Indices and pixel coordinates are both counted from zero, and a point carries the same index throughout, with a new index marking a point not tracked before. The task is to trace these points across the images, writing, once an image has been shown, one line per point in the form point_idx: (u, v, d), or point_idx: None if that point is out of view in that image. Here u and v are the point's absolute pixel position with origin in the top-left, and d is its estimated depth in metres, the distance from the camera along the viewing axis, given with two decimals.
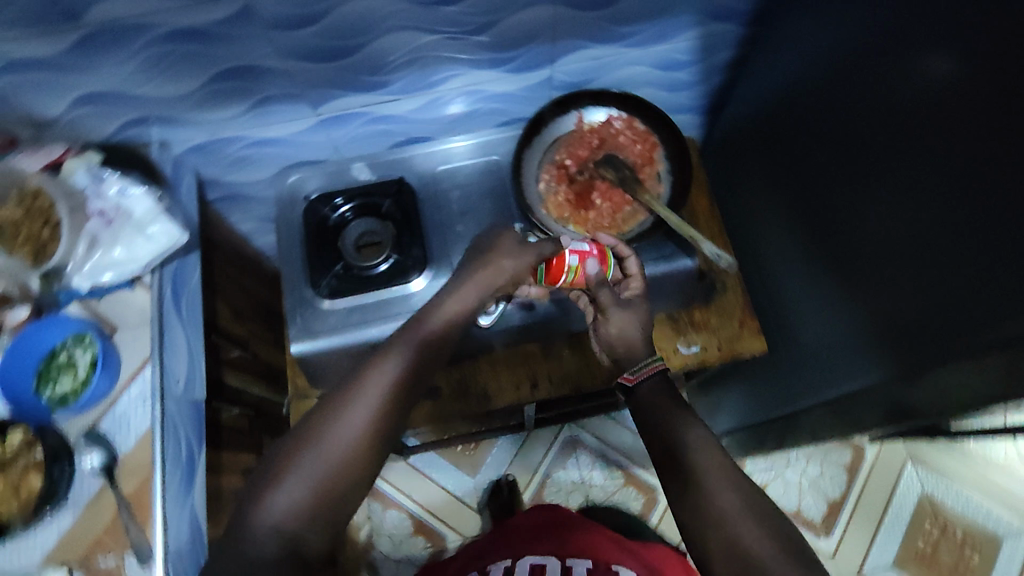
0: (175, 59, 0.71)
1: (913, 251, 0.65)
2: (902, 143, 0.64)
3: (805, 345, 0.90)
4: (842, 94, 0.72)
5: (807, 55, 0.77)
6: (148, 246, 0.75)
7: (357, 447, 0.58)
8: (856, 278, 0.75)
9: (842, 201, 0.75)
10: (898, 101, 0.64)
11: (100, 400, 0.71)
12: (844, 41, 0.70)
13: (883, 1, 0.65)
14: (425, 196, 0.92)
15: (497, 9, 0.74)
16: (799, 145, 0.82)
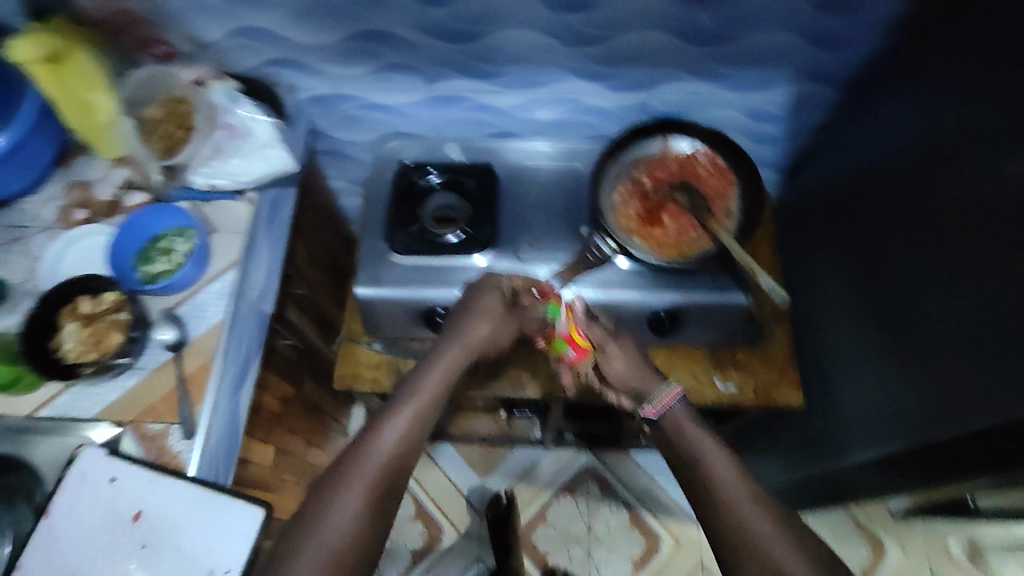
0: (325, 11, 0.81)
1: (979, 335, 0.65)
2: (982, 232, 0.65)
3: (843, 414, 0.92)
4: (924, 170, 0.74)
5: (894, 128, 0.80)
6: (262, 164, 0.85)
7: (371, 497, 0.63)
8: (914, 352, 0.76)
9: (910, 274, 0.76)
10: (982, 193, 0.65)
11: (186, 286, 0.78)
12: (935, 122, 0.72)
13: (974, 82, 0.67)
14: (507, 185, 0.98)
15: (613, 25, 0.81)
16: (868, 219, 0.85)
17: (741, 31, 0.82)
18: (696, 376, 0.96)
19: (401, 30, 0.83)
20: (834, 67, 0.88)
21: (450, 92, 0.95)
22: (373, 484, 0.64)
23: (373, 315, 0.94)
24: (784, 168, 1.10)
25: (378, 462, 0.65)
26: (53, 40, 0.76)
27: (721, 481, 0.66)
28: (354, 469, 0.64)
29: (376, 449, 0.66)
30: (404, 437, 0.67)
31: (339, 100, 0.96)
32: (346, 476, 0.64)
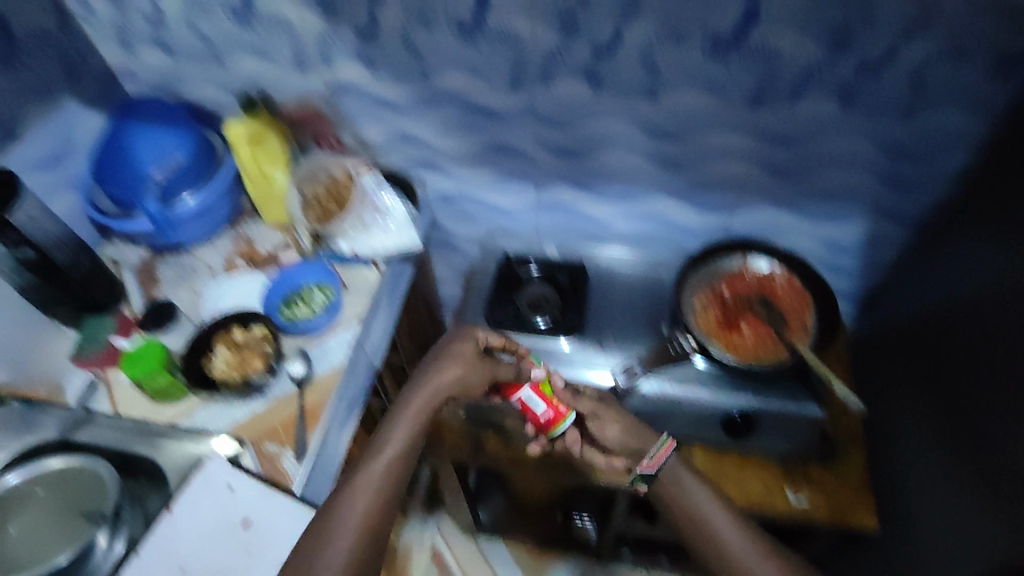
0: (464, 125, 0.98)
1: None
2: None
3: (915, 543, 0.87)
4: (984, 298, 0.75)
5: (960, 255, 0.82)
6: (395, 239, 0.99)
7: (367, 518, 0.71)
8: (982, 483, 0.73)
9: (975, 401, 0.76)
10: None
11: (317, 333, 0.91)
12: (994, 252, 0.75)
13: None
14: (595, 284, 1.09)
15: (705, 156, 0.94)
16: (933, 342, 0.87)
17: (819, 170, 0.93)
18: (766, 487, 0.98)
19: (522, 145, 1.00)
20: (907, 209, 0.97)
21: (553, 201, 1.09)
22: (384, 486, 0.75)
23: None
24: (860, 299, 1.16)
25: (382, 466, 0.77)
26: (263, 127, 0.97)
27: (724, 532, 0.73)
28: (363, 473, 0.76)
29: (380, 456, 0.78)
30: (401, 449, 0.79)
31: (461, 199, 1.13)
32: (357, 477, 0.75)
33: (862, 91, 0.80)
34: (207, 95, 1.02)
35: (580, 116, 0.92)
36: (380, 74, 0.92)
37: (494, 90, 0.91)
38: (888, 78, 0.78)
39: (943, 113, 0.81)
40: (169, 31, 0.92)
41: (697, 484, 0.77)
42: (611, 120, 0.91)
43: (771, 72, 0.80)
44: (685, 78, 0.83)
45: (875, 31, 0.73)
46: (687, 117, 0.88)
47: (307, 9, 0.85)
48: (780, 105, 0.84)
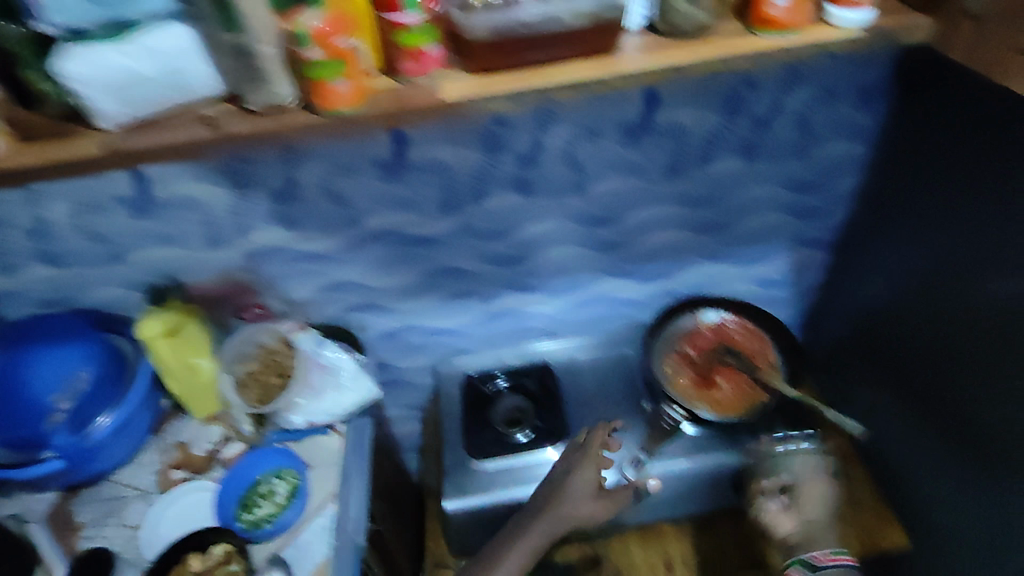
0: (400, 259, 0.96)
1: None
2: (1003, 339, 0.73)
3: (945, 537, 0.87)
4: (942, 302, 0.82)
5: (898, 270, 0.90)
6: (350, 397, 0.92)
7: (298, 121, 0.53)
8: (992, 460, 0.78)
9: (959, 389, 0.81)
10: (984, 300, 0.75)
11: (286, 529, 0.81)
12: (928, 261, 0.84)
13: (937, 218, 0.81)
14: (565, 379, 1.07)
15: (636, 231, 1.00)
16: (915, 338, 0.89)
17: (741, 217, 1.00)
18: None
19: (466, 265, 0.99)
20: (819, 233, 1.05)
21: (501, 310, 1.09)
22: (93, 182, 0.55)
23: (458, 531, 0.94)
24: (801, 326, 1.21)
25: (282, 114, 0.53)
26: (177, 319, 0.90)
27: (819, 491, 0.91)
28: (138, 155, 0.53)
29: (276, 102, 0.52)
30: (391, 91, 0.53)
31: (408, 334, 1.08)
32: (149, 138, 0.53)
33: (761, 143, 0.89)
34: (108, 297, 0.93)
35: (515, 223, 0.95)
36: (308, 227, 0.90)
37: (428, 217, 0.91)
38: (779, 129, 0.88)
39: (830, 145, 0.92)
40: (52, 238, 0.84)
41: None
42: (543, 221, 0.96)
43: (680, 146, 0.88)
44: (606, 165, 0.89)
45: (760, 92, 0.84)
46: (615, 199, 0.95)
47: (214, 181, 0.83)
48: (694, 171, 0.92)
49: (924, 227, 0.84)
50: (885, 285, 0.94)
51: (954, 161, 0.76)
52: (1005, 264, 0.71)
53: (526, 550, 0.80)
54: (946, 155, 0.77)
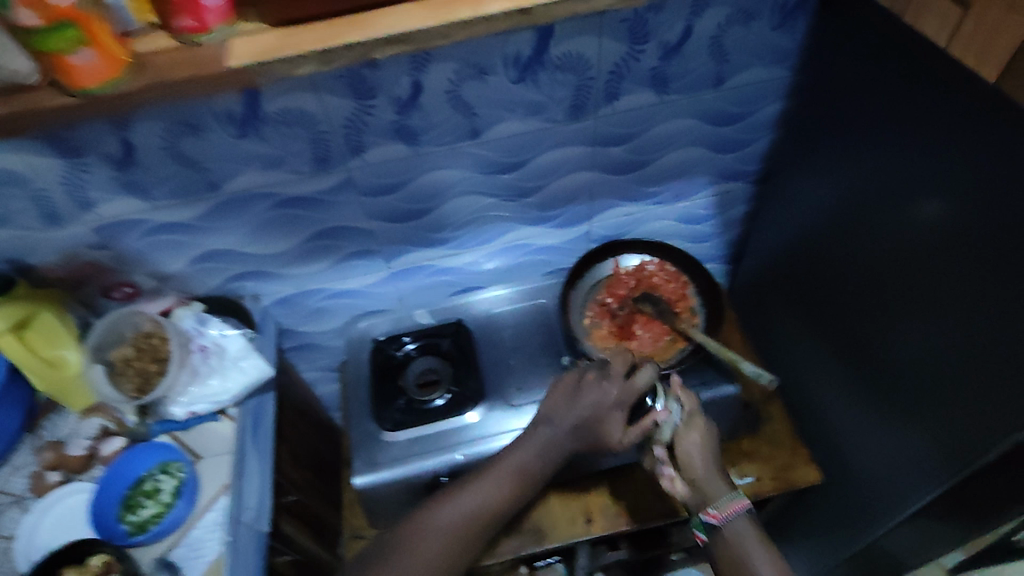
0: (282, 221, 0.86)
1: (944, 358, 0.67)
2: (917, 276, 0.69)
3: (857, 472, 0.88)
4: (864, 235, 0.77)
5: (823, 200, 0.85)
6: (240, 377, 0.84)
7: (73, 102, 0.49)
8: (900, 399, 0.76)
9: (874, 326, 0.79)
10: (903, 235, 0.70)
11: (176, 526, 0.76)
12: (852, 191, 0.79)
13: (864, 147, 0.75)
14: (480, 335, 1.01)
15: (546, 174, 0.91)
16: (832, 269, 0.85)
17: (658, 152, 0.91)
18: None
19: (358, 223, 0.90)
20: (744, 165, 0.98)
21: (409, 267, 1.01)
22: None
23: (374, 503, 0.90)
24: (727, 259, 1.17)
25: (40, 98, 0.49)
26: (27, 309, 0.80)
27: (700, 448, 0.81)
28: None
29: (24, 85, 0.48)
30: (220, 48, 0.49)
31: (307, 298, 1.01)
32: None
33: (672, 73, 0.80)
34: None
35: (408, 175, 0.85)
36: (163, 195, 0.78)
37: (303, 175, 0.80)
38: (691, 57, 0.78)
39: (749, 72, 0.83)
40: None
41: (761, 547, 0.74)
42: (439, 171, 0.86)
43: (583, 81, 0.78)
44: (501, 107, 0.79)
45: (668, 15, 0.73)
46: (517, 143, 0.85)
47: (30, 150, 0.70)
48: (600, 109, 0.82)
49: (850, 157, 0.78)
50: (807, 216, 0.90)
51: (884, 79, 0.69)
52: (921, 191, 0.66)
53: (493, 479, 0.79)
54: (876, 73, 0.70)
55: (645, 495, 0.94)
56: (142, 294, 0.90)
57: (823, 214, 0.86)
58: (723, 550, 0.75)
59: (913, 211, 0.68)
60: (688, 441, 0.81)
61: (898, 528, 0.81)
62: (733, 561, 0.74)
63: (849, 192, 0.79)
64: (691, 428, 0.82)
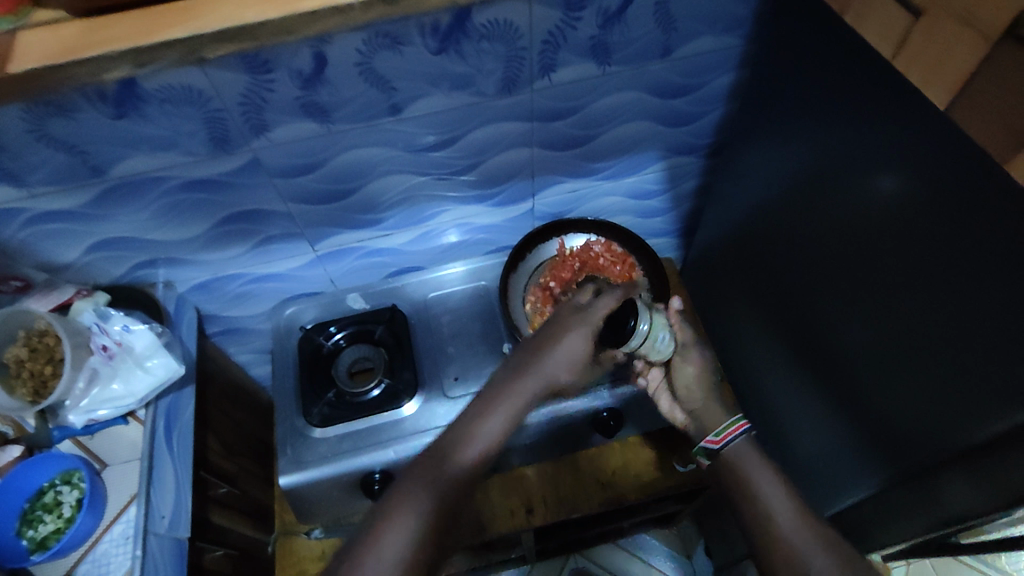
0: (186, 205, 0.78)
1: (894, 350, 0.63)
2: (871, 258, 0.64)
3: (802, 454, 0.85)
4: (813, 212, 0.73)
5: (775, 174, 0.80)
6: (145, 380, 0.78)
7: None
8: (845, 386, 0.73)
9: (822, 311, 0.75)
10: (854, 214, 0.65)
11: (79, 542, 0.70)
12: (805, 164, 0.73)
13: (816, 122, 0.69)
14: (417, 321, 0.96)
15: (481, 151, 0.83)
16: (784, 246, 0.80)
17: (602, 127, 0.84)
18: (654, 466, 0.94)
19: (275, 206, 0.83)
20: (695, 139, 0.92)
21: (338, 248, 0.94)
22: None
23: (303, 501, 0.86)
24: (678, 233, 1.12)
25: None
26: None
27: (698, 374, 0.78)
28: None
29: None
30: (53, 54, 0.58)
31: (226, 283, 0.94)
32: None
33: (613, 43, 0.72)
34: None
35: (324, 154, 0.77)
36: (39, 182, 0.69)
37: (202, 157, 0.72)
38: (634, 26, 0.70)
39: (698, 42, 0.75)
40: None
41: (766, 468, 0.65)
42: (359, 150, 0.77)
43: (514, 52, 0.69)
44: (422, 80, 0.70)
45: None
46: (445, 119, 0.76)
47: None
48: (536, 82, 0.74)
49: (802, 135, 0.72)
50: (760, 190, 0.85)
51: (840, 47, 0.63)
52: (874, 170, 0.62)
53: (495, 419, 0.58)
54: (833, 40, 0.64)
55: (583, 486, 0.93)
56: (35, 287, 0.82)
57: (775, 192, 0.81)
58: (721, 472, 0.68)
59: (862, 192, 0.64)
60: (688, 370, 0.78)
61: (841, 514, 0.79)
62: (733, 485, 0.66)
63: (801, 169, 0.74)
64: (691, 359, 0.79)
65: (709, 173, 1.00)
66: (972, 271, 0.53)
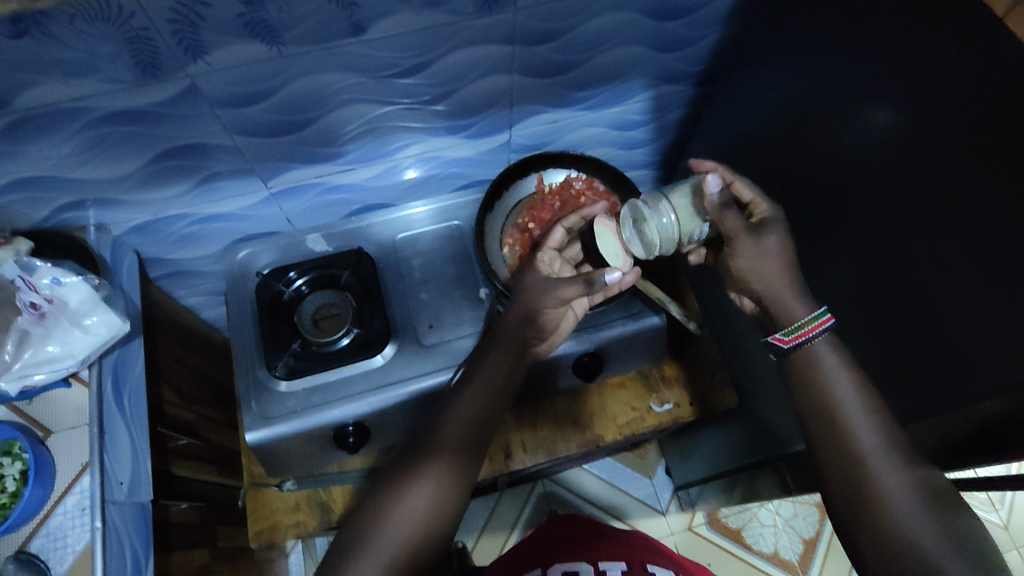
0: (115, 139, 0.68)
1: (868, 298, 0.59)
2: (863, 200, 0.59)
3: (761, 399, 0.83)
4: (800, 147, 0.67)
5: (763, 106, 0.74)
6: (85, 340, 0.70)
7: None
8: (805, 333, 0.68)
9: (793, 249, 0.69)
10: (850, 154, 0.60)
11: (30, 516, 0.65)
12: (799, 90, 0.67)
13: (824, 55, 0.63)
14: (386, 264, 0.90)
15: (455, 79, 0.74)
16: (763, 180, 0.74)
17: (588, 52, 0.76)
18: (629, 406, 0.94)
19: (220, 140, 0.73)
20: (685, 66, 0.84)
21: (293, 185, 0.85)
22: None
23: (271, 456, 0.81)
24: (658, 166, 1.07)
25: None
26: None
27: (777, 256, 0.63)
28: None
29: None
30: None
31: (168, 224, 0.84)
32: None
33: None
34: None
35: (274, 81, 0.66)
36: None
37: (129, 84, 0.61)
38: None
39: None
40: None
41: (842, 370, 0.58)
42: (317, 76, 0.67)
43: None
44: None
45: None
46: (412, 42, 0.66)
47: None
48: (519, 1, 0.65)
49: (805, 66, 0.66)
50: (743, 123, 0.79)
51: None
52: (880, 103, 0.57)
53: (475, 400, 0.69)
54: None
55: (561, 428, 0.93)
56: None
57: (759, 126, 0.75)
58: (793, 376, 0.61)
59: (858, 128, 0.59)
60: (743, 264, 0.64)
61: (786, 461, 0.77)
62: (803, 381, 0.60)
63: (793, 99, 0.68)
64: (753, 250, 0.63)
65: (696, 102, 0.93)
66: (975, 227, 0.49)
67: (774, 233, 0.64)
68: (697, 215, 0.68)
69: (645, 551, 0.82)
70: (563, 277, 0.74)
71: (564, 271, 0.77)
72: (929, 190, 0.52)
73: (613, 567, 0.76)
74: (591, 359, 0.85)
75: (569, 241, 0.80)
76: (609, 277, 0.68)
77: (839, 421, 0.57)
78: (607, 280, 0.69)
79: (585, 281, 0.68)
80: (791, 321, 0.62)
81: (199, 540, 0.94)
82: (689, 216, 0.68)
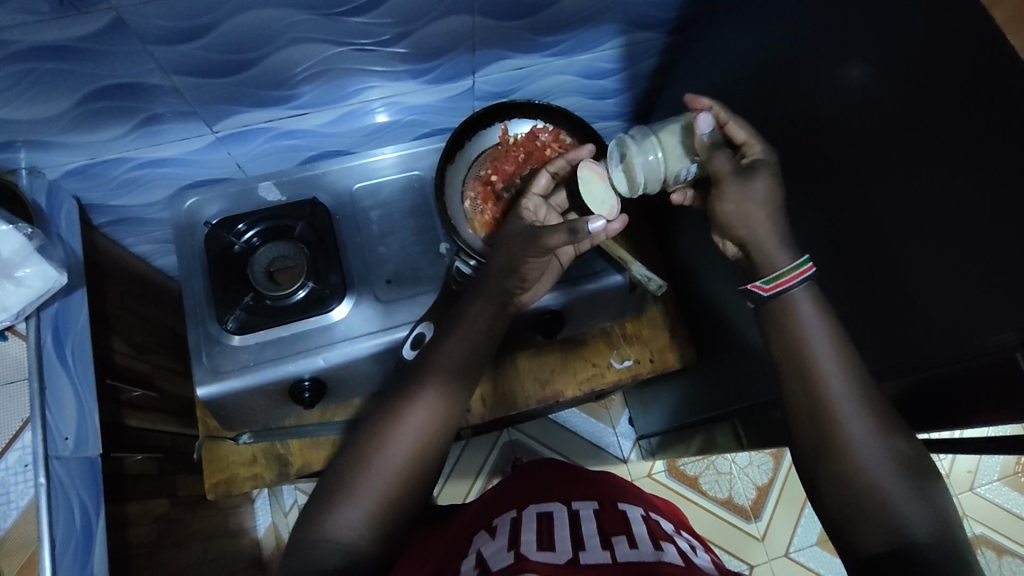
0: (39, 76, 0.62)
1: (838, 265, 0.59)
2: (832, 163, 0.57)
3: (724, 356, 0.84)
4: (772, 106, 0.65)
5: (736, 60, 0.71)
6: (18, 293, 0.67)
7: None
8: None
9: None
10: (821, 115, 0.58)
11: None
12: (772, 43, 0.64)
13: (801, 8, 0.60)
14: (343, 215, 0.86)
15: (413, 18, 0.69)
16: None
17: None
18: (590, 362, 0.95)
19: (158, 79, 0.68)
20: (659, 12, 0.80)
21: (244, 129, 0.80)
22: None
23: (226, 409, 0.80)
24: (629, 118, 1.03)
25: None
26: None
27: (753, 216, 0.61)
28: None
29: None
30: None
31: (108, 169, 0.79)
32: None
33: None
34: None
35: (212, 15, 0.61)
36: None
37: (45, 15, 0.56)
38: None
39: None
40: None
41: (819, 320, 0.58)
42: (260, 10, 0.62)
43: None
44: None
45: None
46: None
47: None
48: None
49: (780, 16, 0.63)
50: (716, 77, 0.76)
51: None
52: (854, 60, 0.54)
53: (463, 342, 0.68)
54: None
55: (522, 385, 0.94)
56: None
57: (730, 80, 0.72)
58: (771, 328, 0.61)
59: (832, 88, 0.57)
60: (728, 207, 0.62)
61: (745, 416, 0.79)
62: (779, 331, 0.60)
63: (767, 52, 0.65)
64: (738, 197, 0.61)
65: (669, 51, 0.89)
66: (936, 198, 0.48)
67: (758, 180, 0.61)
68: (687, 154, 0.67)
69: (617, 490, 0.81)
70: (546, 224, 0.71)
71: (550, 217, 0.75)
72: (904, 151, 0.50)
73: (586, 506, 0.74)
74: (554, 317, 0.85)
75: (553, 188, 0.77)
76: (593, 226, 0.63)
77: (810, 375, 0.57)
78: (591, 229, 0.63)
79: (567, 229, 0.64)
80: (770, 270, 0.61)
81: (158, 490, 0.94)
82: (677, 155, 0.67)
